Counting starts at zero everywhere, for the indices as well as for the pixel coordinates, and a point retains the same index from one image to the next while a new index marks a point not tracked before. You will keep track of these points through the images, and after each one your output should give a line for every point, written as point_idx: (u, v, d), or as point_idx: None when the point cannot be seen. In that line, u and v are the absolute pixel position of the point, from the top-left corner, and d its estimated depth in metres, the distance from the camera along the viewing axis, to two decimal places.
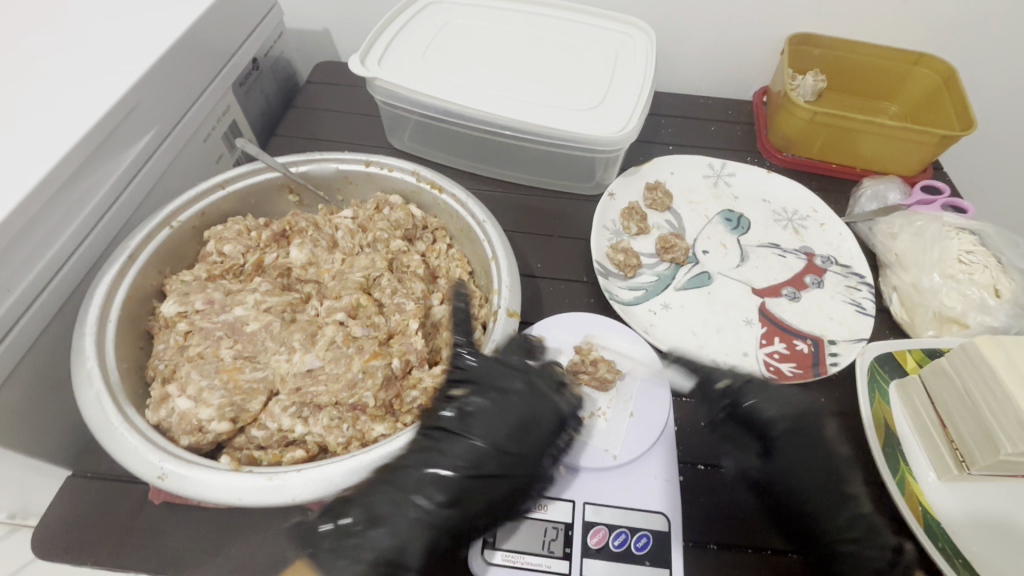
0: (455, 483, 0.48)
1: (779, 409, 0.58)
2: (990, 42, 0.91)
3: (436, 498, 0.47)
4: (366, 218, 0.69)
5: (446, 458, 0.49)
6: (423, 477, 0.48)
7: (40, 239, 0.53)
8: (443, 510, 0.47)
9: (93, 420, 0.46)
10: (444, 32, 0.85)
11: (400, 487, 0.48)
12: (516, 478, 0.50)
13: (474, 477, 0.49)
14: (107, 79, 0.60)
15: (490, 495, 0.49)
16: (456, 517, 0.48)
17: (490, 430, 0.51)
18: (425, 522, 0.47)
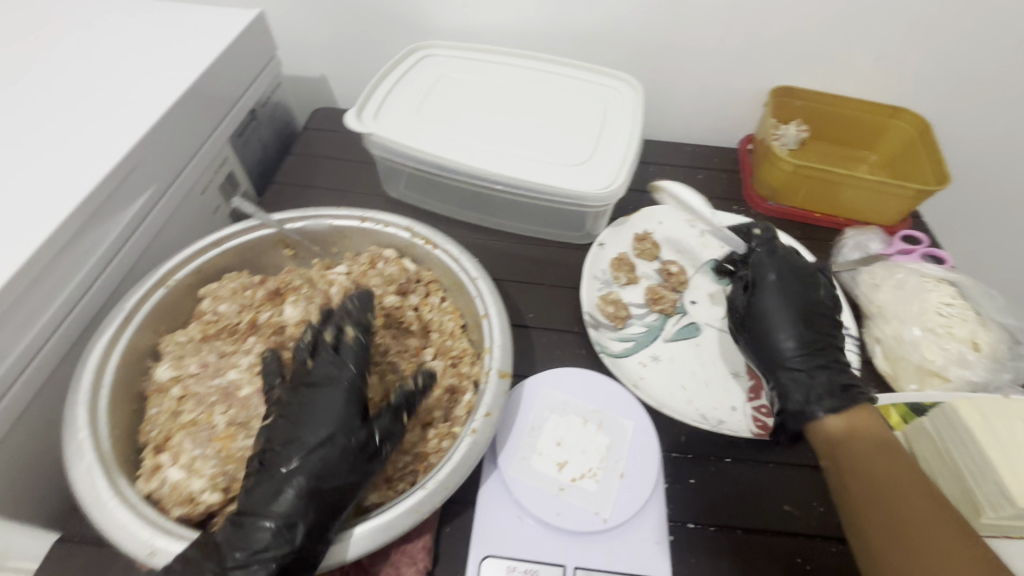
0: (287, 476, 0.47)
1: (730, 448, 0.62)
2: (962, 98, 0.96)
3: (282, 501, 0.46)
4: (360, 274, 0.71)
5: (280, 454, 0.48)
6: (272, 481, 0.47)
7: (35, 304, 0.54)
8: (280, 508, 0.45)
9: (84, 493, 0.46)
10: (438, 87, 0.88)
11: (261, 487, 0.47)
12: (333, 464, 0.48)
13: (309, 465, 0.47)
14: (107, 143, 0.62)
15: (324, 484, 0.47)
16: (295, 511, 0.46)
17: (304, 425, 0.50)
18: (269, 521, 0.45)
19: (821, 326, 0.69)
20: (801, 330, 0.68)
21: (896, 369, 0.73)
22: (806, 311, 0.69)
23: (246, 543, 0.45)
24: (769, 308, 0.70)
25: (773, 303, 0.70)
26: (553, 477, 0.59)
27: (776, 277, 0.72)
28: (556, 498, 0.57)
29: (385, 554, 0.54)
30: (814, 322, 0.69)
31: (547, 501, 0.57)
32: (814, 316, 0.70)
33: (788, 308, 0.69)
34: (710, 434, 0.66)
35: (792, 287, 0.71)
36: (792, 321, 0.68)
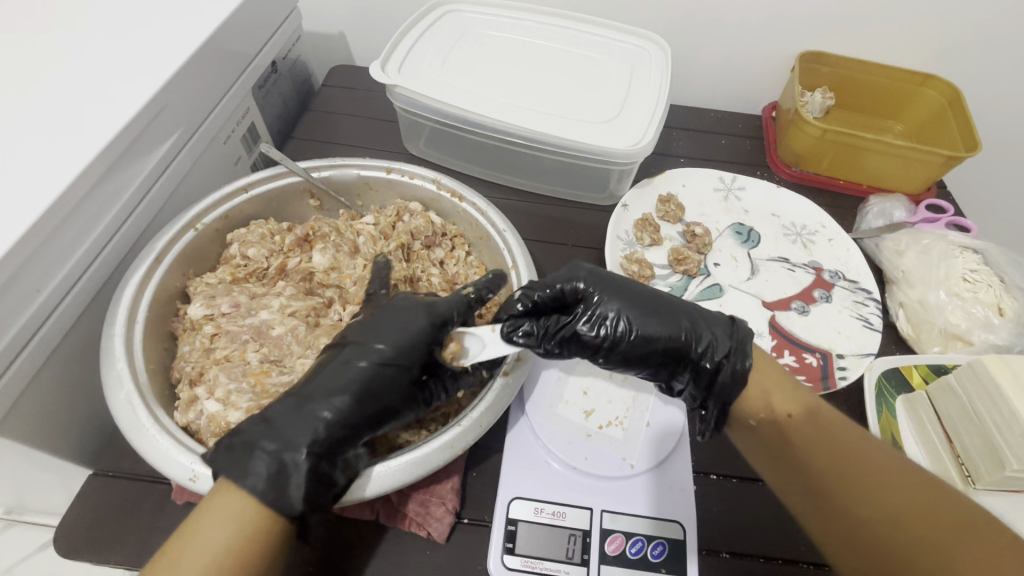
0: (349, 380, 0.48)
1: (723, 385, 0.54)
2: (994, 65, 0.94)
3: (342, 401, 0.47)
4: (387, 225, 0.70)
5: (345, 361, 0.50)
6: (336, 376, 0.48)
7: (69, 239, 0.53)
8: (338, 406, 0.46)
9: (123, 421, 0.47)
10: (463, 42, 0.86)
11: (317, 387, 0.48)
12: (399, 372, 0.50)
13: (373, 369, 0.49)
14: (134, 81, 0.60)
15: (382, 387, 0.49)
16: (348, 411, 0.47)
17: (377, 335, 0.51)
18: (322, 419, 0.45)
19: (647, 302, 0.57)
20: (660, 328, 0.56)
21: (919, 333, 0.73)
22: (641, 308, 0.57)
23: (292, 429, 0.45)
24: (638, 322, 0.56)
25: (636, 315, 0.56)
26: (580, 424, 0.60)
27: (595, 310, 0.56)
28: (583, 443, 0.59)
29: (412, 493, 0.54)
30: (642, 303, 0.57)
31: (575, 447, 0.58)
32: (651, 296, 0.58)
33: (648, 312, 0.56)
34: None
35: (614, 302, 0.57)
36: (653, 320, 0.56)
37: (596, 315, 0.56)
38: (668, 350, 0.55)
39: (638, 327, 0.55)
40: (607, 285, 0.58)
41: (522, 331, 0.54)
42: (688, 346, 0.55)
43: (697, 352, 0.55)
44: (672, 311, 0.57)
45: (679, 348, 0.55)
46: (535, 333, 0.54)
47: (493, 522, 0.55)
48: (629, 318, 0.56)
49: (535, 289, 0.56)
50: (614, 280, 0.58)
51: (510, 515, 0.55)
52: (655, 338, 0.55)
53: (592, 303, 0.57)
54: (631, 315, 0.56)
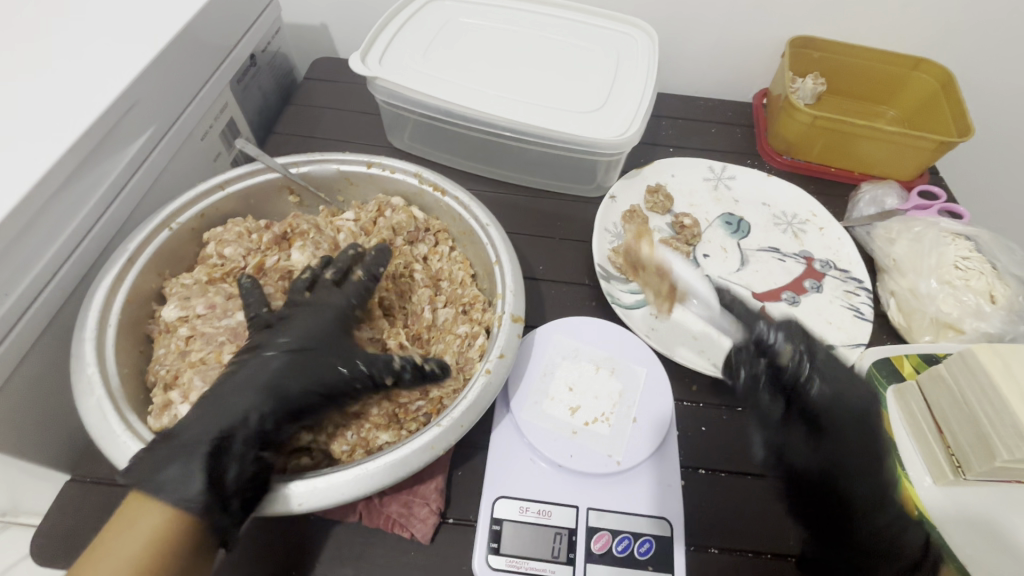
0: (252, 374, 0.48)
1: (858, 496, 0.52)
2: (988, 48, 0.92)
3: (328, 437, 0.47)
4: (368, 221, 0.68)
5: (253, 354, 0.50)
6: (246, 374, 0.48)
7: (36, 242, 0.52)
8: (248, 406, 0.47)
9: (95, 427, 0.46)
10: (445, 32, 0.84)
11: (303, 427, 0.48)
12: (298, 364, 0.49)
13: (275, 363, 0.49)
14: (100, 75, 0.58)
15: (291, 384, 0.48)
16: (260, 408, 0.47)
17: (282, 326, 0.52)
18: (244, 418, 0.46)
19: (856, 430, 0.55)
20: (852, 451, 0.54)
21: (910, 322, 0.72)
22: (844, 434, 0.54)
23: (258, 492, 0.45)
24: (834, 437, 0.54)
25: (829, 416, 0.54)
26: (566, 422, 0.59)
27: (853, 411, 0.55)
28: (568, 441, 0.58)
29: (396, 494, 0.54)
30: (857, 429, 0.55)
31: (560, 444, 0.57)
32: (875, 431, 0.55)
33: (851, 432, 0.54)
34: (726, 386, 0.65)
35: (863, 408, 0.56)
36: (857, 442, 0.54)
37: (824, 398, 0.55)
38: (842, 477, 0.53)
39: (831, 435, 0.54)
40: (856, 384, 0.57)
41: (743, 362, 0.56)
42: (867, 489, 0.53)
43: (867, 496, 0.52)
44: (869, 445, 0.54)
45: (863, 488, 0.53)
46: (742, 380, 0.56)
47: (478, 522, 0.54)
48: (824, 420, 0.54)
49: (795, 352, 0.55)
50: (868, 392, 0.57)
51: (495, 515, 0.54)
52: (834, 461, 0.54)
53: (832, 396, 0.55)
54: (839, 424, 0.54)
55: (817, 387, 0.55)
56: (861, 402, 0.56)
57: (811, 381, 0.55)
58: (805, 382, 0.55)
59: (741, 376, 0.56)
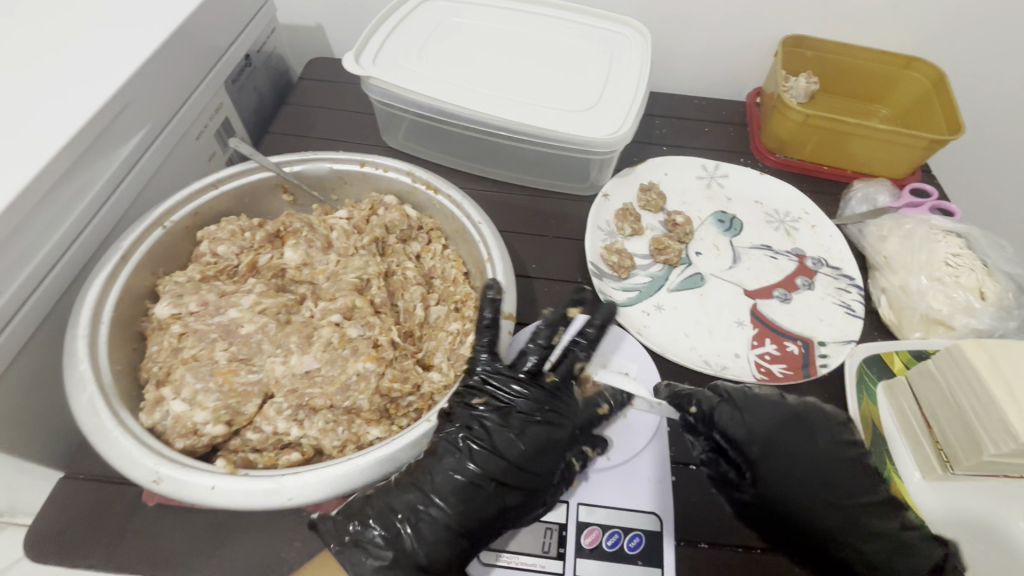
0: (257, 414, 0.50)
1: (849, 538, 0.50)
2: (979, 46, 0.92)
3: (476, 456, 0.52)
4: (361, 220, 0.69)
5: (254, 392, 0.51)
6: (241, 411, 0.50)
7: (30, 240, 0.52)
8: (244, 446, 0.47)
9: (86, 423, 0.46)
10: (439, 32, 0.85)
11: (454, 458, 0.51)
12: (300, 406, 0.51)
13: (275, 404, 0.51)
14: (93, 75, 0.58)
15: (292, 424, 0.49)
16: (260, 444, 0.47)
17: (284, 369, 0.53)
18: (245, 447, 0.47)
19: (797, 445, 0.54)
20: (806, 486, 0.53)
21: (900, 319, 0.73)
22: (784, 456, 0.54)
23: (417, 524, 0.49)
24: (774, 470, 0.53)
25: (779, 448, 0.54)
26: None
27: (763, 442, 0.55)
28: None
29: None
30: (791, 438, 0.54)
31: None
32: (807, 437, 0.55)
33: (789, 465, 0.54)
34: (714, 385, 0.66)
35: (787, 435, 0.55)
36: (796, 471, 0.53)
37: (756, 450, 0.54)
38: (805, 517, 0.51)
39: (772, 479, 0.53)
40: (754, 409, 0.56)
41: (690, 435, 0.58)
42: (834, 514, 0.51)
43: (845, 534, 0.50)
44: (826, 466, 0.53)
45: (833, 518, 0.51)
46: (700, 450, 0.58)
47: None
48: (759, 470, 0.54)
49: (702, 406, 0.57)
50: (784, 411, 0.56)
51: None
52: (785, 496, 0.52)
53: (748, 439, 0.55)
54: (768, 459, 0.54)
55: (732, 432, 0.55)
56: (770, 426, 0.55)
57: (717, 422, 0.56)
58: (723, 432, 0.55)
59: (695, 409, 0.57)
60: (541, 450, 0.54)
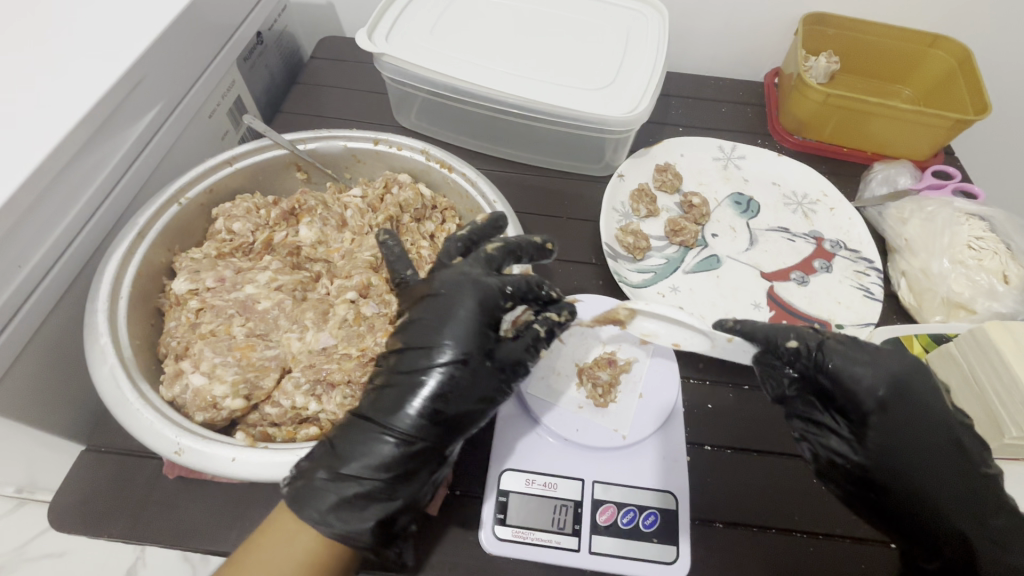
0: (389, 399, 0.47)
1: (967, 507, 0.47)
2: (1007, 25, 0.90)
3: (398, 357, 0.49)
4: (375, 198, 0.68)
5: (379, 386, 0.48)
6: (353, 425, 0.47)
7: (47, 215, 0.52)
8: (356, 460, 0.45)
9: (108, 395, 0.47)
10: (453, 7, 0.83)
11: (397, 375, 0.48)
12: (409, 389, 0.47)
13: (405, 387, 0.47)
14: (108, 50, 0.58)
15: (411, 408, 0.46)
16: (376, 460, 0.45)
17: (388, 363, 0.49)
18: (341, 473, 0.44)
19: (928, 402, 0.48)
20: (930, 448, 0.47)
21: (920, 302, 0.71)
22: (914, 410, 0.47)
23: (359, 447, 0.45)
24: (898, 425, 0.47)
25: (906, 401, 0.47)
26: (571, 396, 0.60)
27: (885, 392, 0.47)
28: (575, 415, 0.59)
29: None
30: (924, 392, 0.48)
31: (566, 419, 0.58)
32: (932, 392, 0.49)
33: (910, 425, 0.47)
34: (731, 363, 0.65)
35: (916, 388, 0.48)
36: (915, 430, 0.47)
37: (879, 399, 0.47)
38: (911, 484, 0.47)
39: (891, 436, 0.47)
40: (875, 351, 0.49)
41: (771, 377, 0.52)
42: (957, 483, 0.47)
43: (965, 508, 0.47)
44: (953, 433, 0.48)
45: (946, 491, 0.47)
46: (787, 392, 0.52)
47: (484, 495, 0.54)
48: (876, 425, 0.47)
49: (805, 342, 0.49)
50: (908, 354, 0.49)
51: (501, 486, 0.55)
52: (907, 465, 0.47)
53: (872, 386, 0.47)
54: (888, 414, 0.47)
55: (848, 378, 0.47)
56: (893, 372, 0.48)
57: (830, 364, 0.48)
58: (834, 376, 0.48)
59: (794, 344, 0.49)
60: (452, 325, 0.48)
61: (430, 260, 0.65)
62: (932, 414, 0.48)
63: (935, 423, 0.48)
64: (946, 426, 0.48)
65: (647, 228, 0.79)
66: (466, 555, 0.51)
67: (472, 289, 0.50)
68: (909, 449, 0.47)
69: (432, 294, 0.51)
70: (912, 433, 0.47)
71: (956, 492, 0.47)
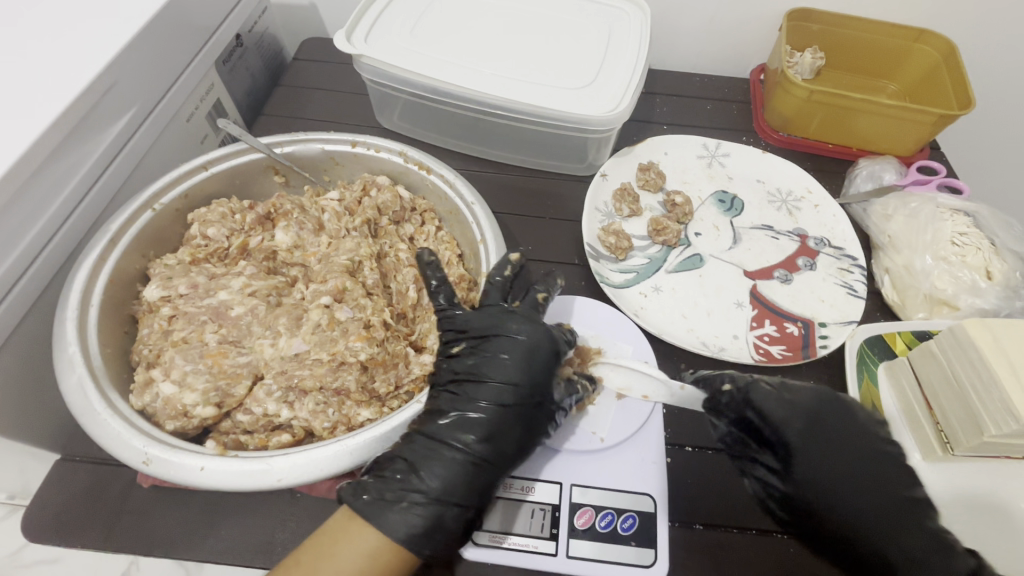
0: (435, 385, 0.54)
1: (901, 538, 0.47)
2: (993, 19, 0.89)
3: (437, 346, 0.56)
4: (353, 201, 0.67)
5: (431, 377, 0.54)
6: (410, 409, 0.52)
7: (15, 223, 0.51)
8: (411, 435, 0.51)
9: (76, 405, 0.46)
10: (433, 7, 0.82)
11: (460, 402, 0.51)
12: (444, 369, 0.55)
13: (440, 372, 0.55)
14: (76, 55, 0.57)
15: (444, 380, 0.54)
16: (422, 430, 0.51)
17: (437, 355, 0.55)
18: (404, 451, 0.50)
19: (844, 430, 0.52)
20: (854, 474, 0.50)
21: (904, 300, 0.71)
22: (834, 438, 0.51)
23: (427, 463, 0.49)
24: (818, 456, 0.50)
25: (829, 430, 0.52)
26: None
27: (814, 417, 0.52)
28: None
29: None
30: (839, 421, 0.52)
31: None
32: (849, 422, 0.53)
33: (831, 454, 0.50)
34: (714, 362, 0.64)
35: (831, 420, 0.52)
36: (830, 458, 0.50)
37: (806, 426, 0.51)
38: (842, 516, 0.48)
39: (812, 465, 0.50)
40: (798, 388, 0.54)
41: (713, 416, 0.55)
42: (885, 510, 0.48)
43: (901, 544, 0.46)
44: (875, 464, 0.51)
45: (878, 519, 0.47)
46: (725, 433, 0.55)
47: None
48: (802, 455, 0.50)
49: (736, 383, 0.54)
50: (823, 389, 0.55)
51: None
52: (828, 490, 0.49)
53: (791, 417, 0.52)
54: (808, 446, 0.51)
55: (778, 407, 0.52)
56: (808, 406, 0.52)
57: (762, 395, 0.53)
58: (759, 410, 0.52)
59: (730, 384, 0.54)
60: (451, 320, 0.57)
61: (408, 263, 0.64)
62: (850, 444, 0.51)
63: (853, 454, 0.51)
64: (865, 456, 0.51)
65: (630, 227, 0.79)
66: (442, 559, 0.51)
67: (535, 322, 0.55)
68: (831, 475, 0.49)
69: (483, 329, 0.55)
70: (837, 459, 0.50)
71: (886, 520, 0.48)
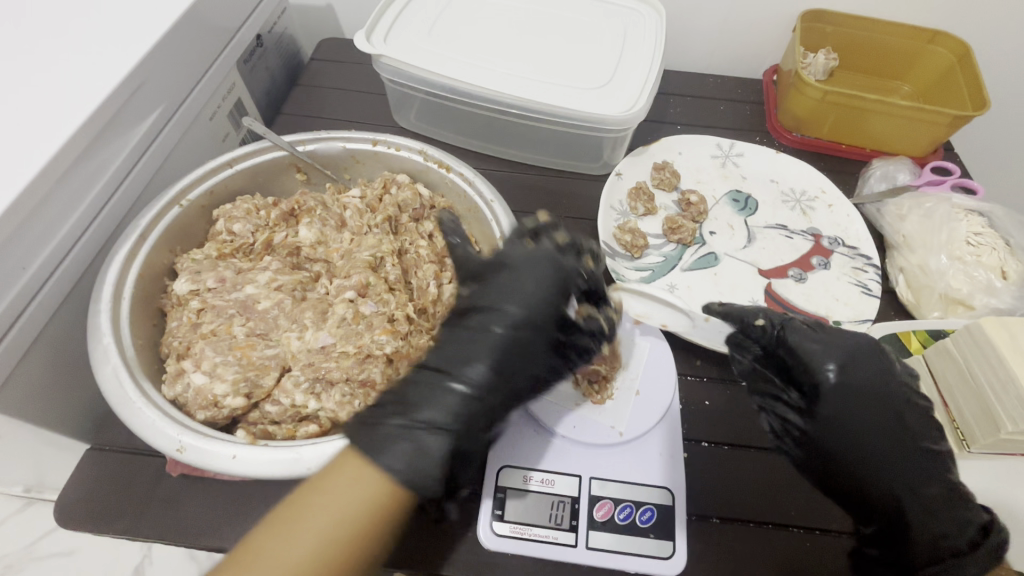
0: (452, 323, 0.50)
1: (904, 479, 0.50)
2: (1006, 21, 0.89)
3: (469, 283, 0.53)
4: (373, 198, 0.69)
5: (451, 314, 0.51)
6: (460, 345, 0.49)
7: (51, 218, 0.53)
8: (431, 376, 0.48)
9: (111, 394, 0.48)
10: (450, 9, 0.84)
11: (463, 335, 0.49)
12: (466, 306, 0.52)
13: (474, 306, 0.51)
14: (109, 55, 0.59)
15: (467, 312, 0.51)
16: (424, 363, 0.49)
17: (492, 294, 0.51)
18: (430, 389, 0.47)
19: (873, 378, 0.53)
20: (874, 422, 0.51)
21: (918, 299, 0.71)
22: (858, 387, 0.52)
23: (430, 397, 0.46)
24: (845, 399, 0.52)
25: (850, 378, 0.52)
26: (570, 394, 0.61)
27: (837, 363, 0.52)
28: (571, 412, 0.59)
29: None
30: (870, 369, 0.53)
31: (563, 416, 0.59)
32: (882, 371, 0.53)
33: (861, 399, 0.52)
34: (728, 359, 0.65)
35: (871, 367, 0.53)
36: (865, 406, 0.52)
37: (829, 372, 0.52)
38: (856, 451, 0.51)
39: (837, 405, 0.52)
40: (831, 333, 0.55)
41: (738, 350, 0.58)
42: (895, 456, 0.51)
43: (904, 480, 0.50)
44: (901, 416, 0.52)
45: (887, 463, 0.50)
46: (750, 370, 0.57)
47: (484, 489, 0.55)
48: (826, 395, 0.52)
49: (770, 322, 0.55)
50: (861, 338, 0.55)
51: (499, 483, 0.55)
52: (845, 430, 0.51)
53: (822, 360, 0.53)
54: (843, 389, 0.52)
55: (805, 351, 0.53)
56: (848, 349, 0.53)
57: (789, 339, 0.54)
58: (790, 349, 0.54)
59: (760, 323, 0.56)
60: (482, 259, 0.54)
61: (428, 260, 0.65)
62: (870, 391, 0.52)
63: (879, 403, 0.52)
64: (886, 404, 0.52)
65: (644, 225, 0.79)
66: (464, 549, 0.52)
67: (553, 259, 0.52)
68: (855, 419, 0.51)
69: (504, 265, 0.53)
70: (860, 406, 0.52)
71: (893, 462, 0.51)
